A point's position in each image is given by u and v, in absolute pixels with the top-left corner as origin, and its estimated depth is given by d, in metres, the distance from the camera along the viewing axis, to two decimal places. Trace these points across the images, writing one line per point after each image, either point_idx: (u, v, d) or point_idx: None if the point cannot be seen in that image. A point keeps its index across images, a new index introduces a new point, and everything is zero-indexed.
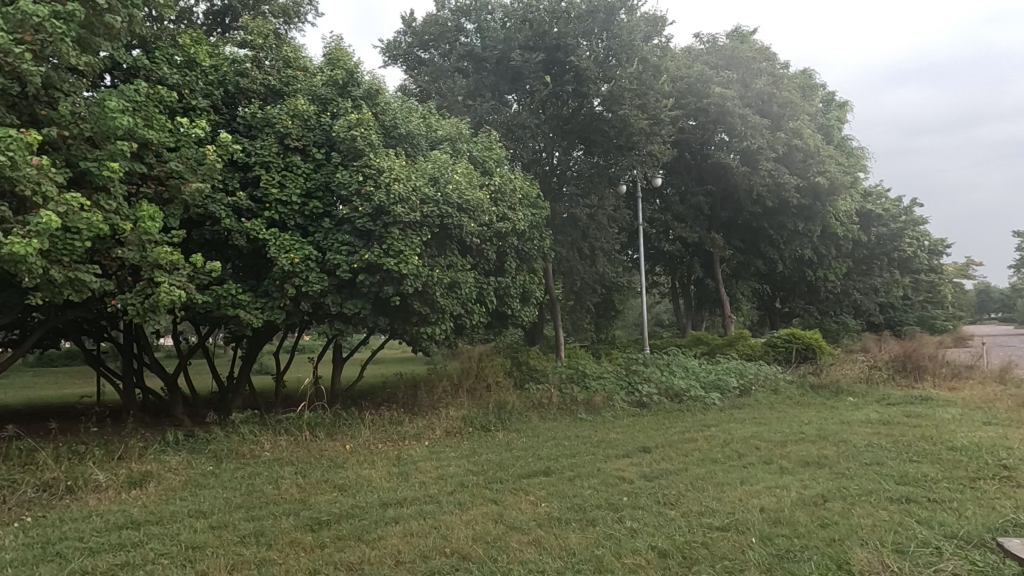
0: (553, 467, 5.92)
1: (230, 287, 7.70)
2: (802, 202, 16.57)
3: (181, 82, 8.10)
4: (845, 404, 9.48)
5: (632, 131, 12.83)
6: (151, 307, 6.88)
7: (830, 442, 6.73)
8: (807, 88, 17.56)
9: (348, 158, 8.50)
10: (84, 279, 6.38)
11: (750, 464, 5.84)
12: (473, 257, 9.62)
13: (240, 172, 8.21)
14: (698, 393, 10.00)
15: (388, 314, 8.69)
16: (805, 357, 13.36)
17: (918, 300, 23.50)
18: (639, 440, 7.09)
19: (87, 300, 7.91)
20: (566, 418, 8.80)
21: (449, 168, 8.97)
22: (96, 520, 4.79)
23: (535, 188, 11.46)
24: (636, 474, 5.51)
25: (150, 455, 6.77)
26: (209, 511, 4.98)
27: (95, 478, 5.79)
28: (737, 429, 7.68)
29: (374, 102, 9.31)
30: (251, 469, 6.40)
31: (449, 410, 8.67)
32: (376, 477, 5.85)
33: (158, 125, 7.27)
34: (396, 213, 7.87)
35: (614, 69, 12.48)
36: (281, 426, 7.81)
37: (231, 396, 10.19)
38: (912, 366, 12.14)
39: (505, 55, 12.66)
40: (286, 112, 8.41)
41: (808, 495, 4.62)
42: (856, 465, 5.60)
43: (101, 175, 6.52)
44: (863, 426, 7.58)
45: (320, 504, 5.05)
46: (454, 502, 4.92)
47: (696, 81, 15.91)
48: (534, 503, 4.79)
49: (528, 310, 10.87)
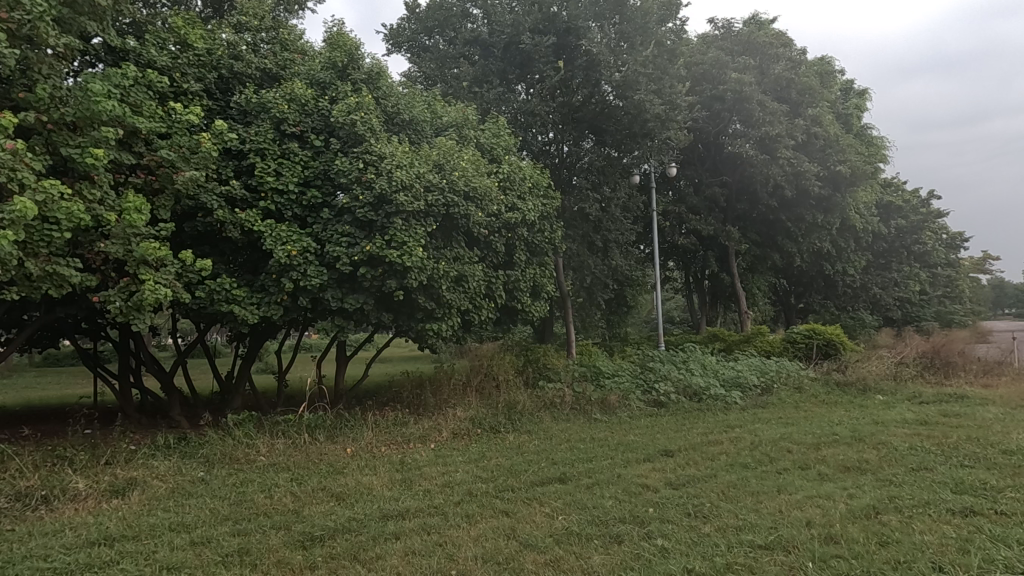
0: (569, 473, 5.45)
1: (224, 283, 7.27)
2: (821, 193, 15.96)
3: (171, 65, 7.61)
4: (875, 402, 8.98)
5: (647, 118, 12.33)
6: (135, 306, 6.43)
7: (868, 444, 6.22)
8: (827, 74, 16.97)
9: (347, 145, 8.03)
10: (63, 274, 5.93)
11: (784, 469, 5.34)
12: (481, 249, 9.17)
13: (235, 160, 7.74)
14: (717, 392, 9.51)
15: (391, 309, 8.21)
16: (826, 353, 12.81)
17: (935, 294, 22.98)
18: (661, 443, 6.60)
19: (74, 295, 7.41)
20: (579, 418, 8.34)
21: (455, 155, 8.53)
22: (69, 535, 4.35)
23: (545, 177, 10.97)
24: (661, 481, 5.05)
25: (138, 461, 6.32)
26: (192, 524, 4.54)
27: (74, 487, 5.35)
28: (764, 430, 7.19)
29: (376, 85, 8.85)
30: (244, 476, 5.95)
31: (457, 410, 8.23)
32: (376, 485, 5.38)
33: (148, 112, 6.84)
34: (399, 202, 7.42)
35: (626, 53, 11.99)
36: (279, 428, 7.36)
37: (230, 396, 9.74)
38: (941, 362, 11.67)
39: (514, 40, 12.16)
40: (283, 97, 7.95)
41: (858, 506, 4.13)
42: (902, 471, 5.09)
43: (84, 162, 6.05)
44: (900, 426, 7.07)
45: (315, 516, 4.59)
46: (461, 514, 4.45)
47: (712, 67, 15.48)
48: (550, 516, 4.31)
49: (540, 304, 10.39)
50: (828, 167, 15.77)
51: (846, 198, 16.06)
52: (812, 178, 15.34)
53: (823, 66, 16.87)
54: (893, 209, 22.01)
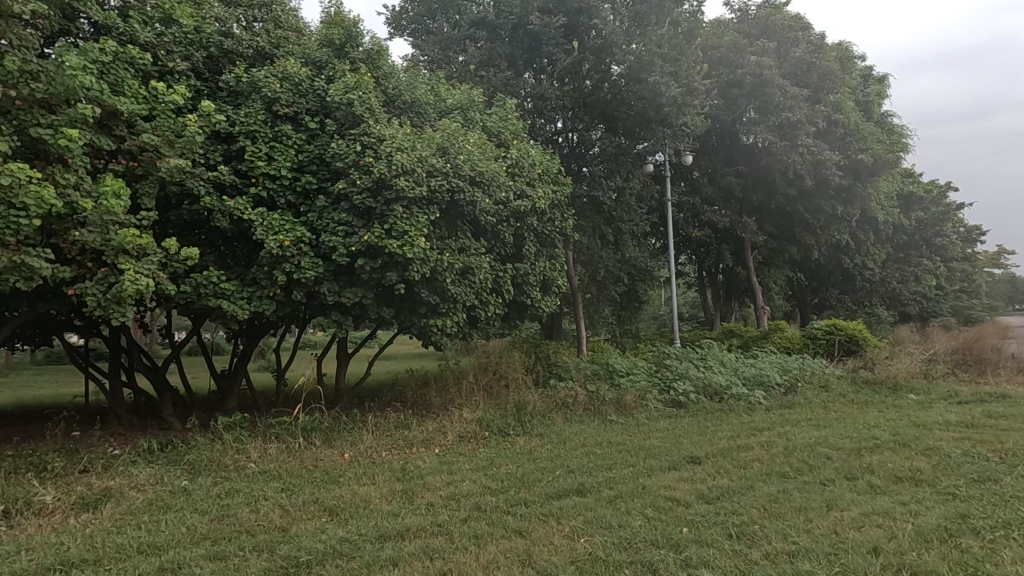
0: (588, 484, 4.89)
1: (211, 275, 6.72)
2: (842, 182, 15.34)
3: (155, 42, 7.02)
4: (910, 403, 8.39)
5: (662, 103, 11.76)
6: (114, 299, 5.87)
7: (916, 450, 5.66)
8: (847, 59, 16.32)
9: (345, 127, 7.49)
10: (33, 265, 5.34)
11: (829, 480, 4.79)
12: (489, 240, 8.63)
13: (224, 145, 7.19)
14: (740, 391, 8.94)
15: (393, 304, 7.66)
16: (849, 350, 12.22)
17: (951, 289, 22.41)
18: (685, 449, 6.03)
19: (54, 289, 6.85)
20: (594, 420, 7.79)
21: (460, 138, 8.01)
22: (23, 559, 3.82)
23: (556, 163, 10.44)
24: (691, 494, 4.50)
25: (116, 468, 5.80)
26: (164, 546, 4.01)
27: (39, 500, 4.83)
28: (795, 433, 6.64)
29: (376, 65, 8.34)
30: (230, 485, 5.43)
31: (463, 412, 7.69)
32: (375, 498, 4.85)
33: (129, 91, 6.26)
34: (399, 187, 6.88)
35: (641, 33, 11.35)
36: (273, 431, 6.82)
37: (225, 397, 9.20)
38: (974, 360, 11.06)
39: (523, 21, 11.61)
40: (275, 76, 7.39)
41: (928, 527, 3.59)
42: (963, 483, 4.54)
43: (57, 144, 5.50)
44: (945, 430, 6.50)
45: (303, 535, 4.06)
46: (469, 535, 3.91)
47: (729, 51, 14.97)
48: (571, 537, 3.77)
49: (550, 299, 9.81)
50: (849, 156, 15.27)
51: (867, 188, 15.54)
52: (832, 167, 14.82)
53: (844, 50, 16.19)
54: (912, 201, 21.32)
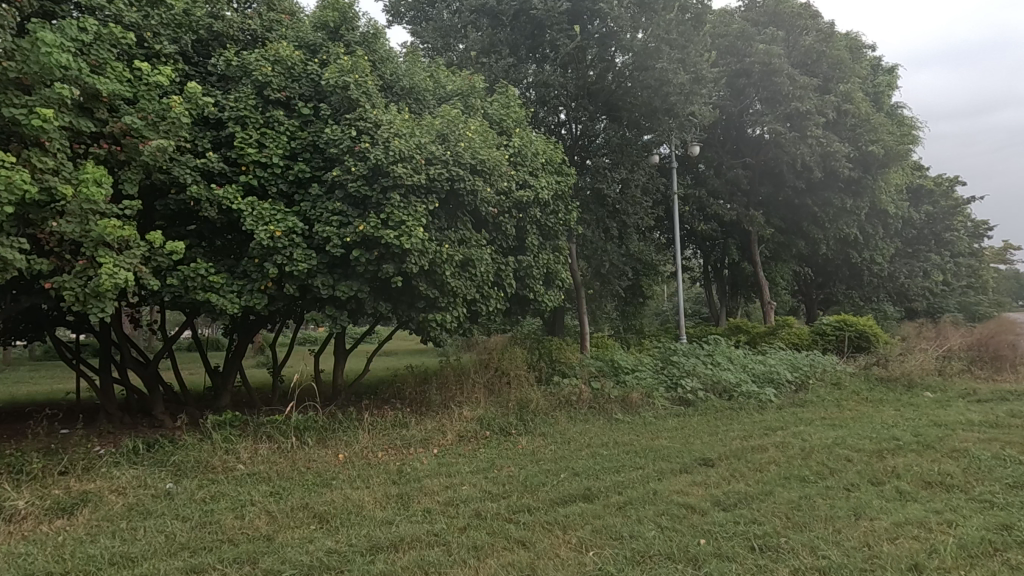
0: (595, 489, 4.59)
1: (199, 268, 6.40)
2: (851, 174, 15.02)
3: (141, 23, 6.66)
4: (926, 401, 8.08)
5: (669, 91, 11.43)
6: (94, 293, 5.54)
7: (942, 452, 5.35)
8: (857, 49, 15.96)
9: (340, 112, 7.16)
10: (5, 256, 5.00)
11: (852, 485, 4.49)
12: (490, 232, 8.33)
13: (213, 131, 6.88)
14: (750, 389, 8.64)
15: (390, 298, 7.35)
16: (859, 346, 11.89)
17: (958, 285, 22.10)
18: (696, 450, 5.72)
19: (34, 283, 6.50)
20: (598, 419, 7.49)
21: (460, 125, 7.69)
22: None
23: (559, 152, 10.10)
24: (707, 501, 4.19)
25: (97, 471, 5.49)
26: (139, 558, 3.71)
27: (11, 506, 4.52)
28: (810, 433, 6.33)
29: (372, 49, 8.04)
30: (216, 489, 5.13)
31: (463, 410, 7.38)
32: (369, 503, 4.56)
33: (112, 73, 5.93)
34: (396, 174, 6.57)
35: (647, 18, 10.98)
36: (264, 431, 6.52)
37: (218, 394, 8.84)
38: (990, 356, 10.73)
39: (525, 6, 11.24)
40: (267, 59, 7.07)
41: (970, 541, 3.28)
42: (999, 489, 4.23)
43: (31, 126, 5.16)
44: (969, 430, 6.19)
45: (290, 545, 3.76)
46: (468, 546, 3.61)
47: (737, 39, 14.68)
48: (579, 550, 3.47)
49: (553, 293, 9.49)
50: (859, 148, 14.95)
51: (877, 181, 15.25)
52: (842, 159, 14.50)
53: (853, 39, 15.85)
54: (921, 194, 20.95)
